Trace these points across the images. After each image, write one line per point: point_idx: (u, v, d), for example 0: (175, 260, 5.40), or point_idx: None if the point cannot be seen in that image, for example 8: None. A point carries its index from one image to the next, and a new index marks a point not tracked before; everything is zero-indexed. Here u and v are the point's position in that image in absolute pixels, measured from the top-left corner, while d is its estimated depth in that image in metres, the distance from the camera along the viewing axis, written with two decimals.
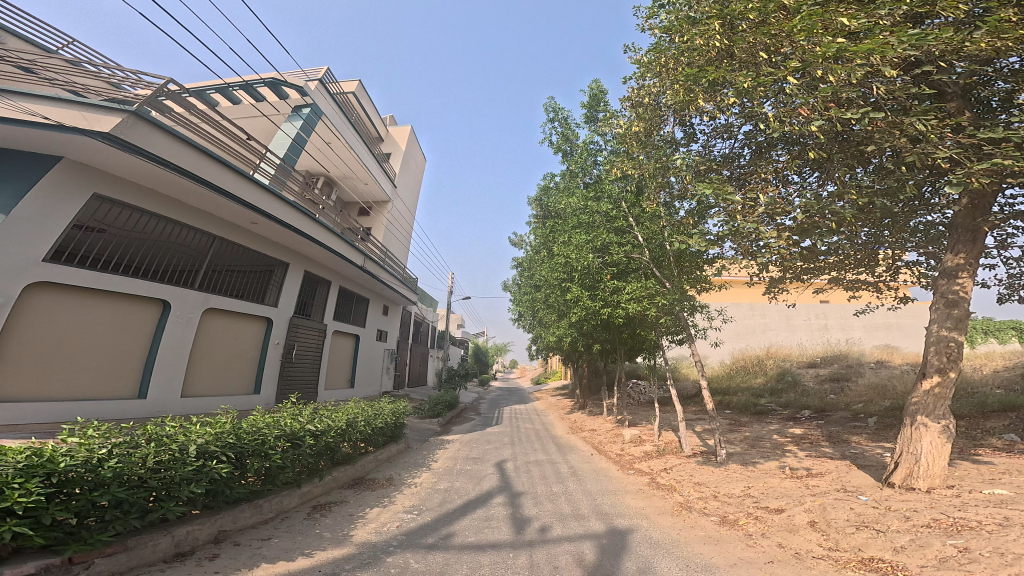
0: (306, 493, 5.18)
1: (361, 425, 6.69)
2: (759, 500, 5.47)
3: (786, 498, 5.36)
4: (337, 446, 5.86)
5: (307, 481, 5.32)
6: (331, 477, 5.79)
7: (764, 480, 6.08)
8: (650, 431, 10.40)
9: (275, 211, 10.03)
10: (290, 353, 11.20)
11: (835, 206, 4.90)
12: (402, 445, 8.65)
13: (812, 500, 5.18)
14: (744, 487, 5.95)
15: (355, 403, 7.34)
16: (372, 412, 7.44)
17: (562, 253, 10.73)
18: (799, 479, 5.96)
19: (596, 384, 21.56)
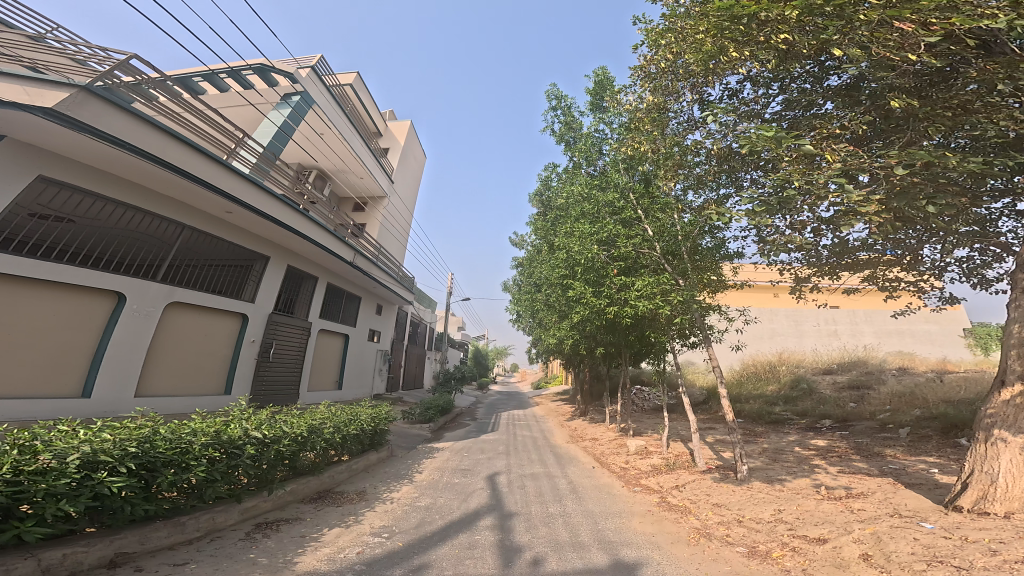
0: (248, 509, 4.37)
1: (331, 430, 5.87)
2: (795, 528, 4.59)
3: (828, 526, 4.46)
4: (297, 454, 5.05)
5: (251, 494, 4.52)
6: (287, 489, 4.97)
7: (797, 502, 5.19)
8: (657, 441, 9.49)
9: (255, 202, 9.32)
10: (269, 352, 10.39)
11: (900, 172, 4.03)
12: (384, 454, 7.78)
13: (860, 527, 4.29)
14: (774, 511, 5.06)
15: (327, 406, 6.49)
16: (347, 416, 6.60)
17: (565, 247, 9.83)
18: (839, 501, 5.06)
19: (598, 389, 20.60)
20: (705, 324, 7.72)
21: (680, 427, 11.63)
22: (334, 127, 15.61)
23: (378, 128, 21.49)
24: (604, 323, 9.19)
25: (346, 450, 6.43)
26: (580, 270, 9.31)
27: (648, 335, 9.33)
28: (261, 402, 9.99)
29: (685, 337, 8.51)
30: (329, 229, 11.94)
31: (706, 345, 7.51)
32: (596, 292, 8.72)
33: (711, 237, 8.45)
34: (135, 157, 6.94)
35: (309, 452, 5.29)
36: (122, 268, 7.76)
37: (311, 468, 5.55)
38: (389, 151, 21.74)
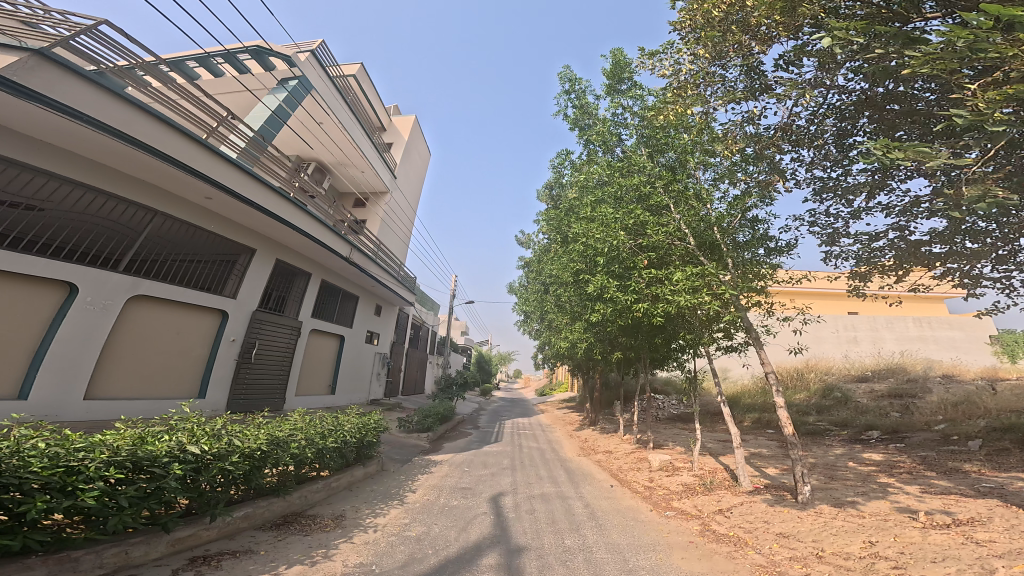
0: (180, 540, 3.36)
1: (303, 440, 4.83)
2: (902, 566, 3.50)
3: (953, 563, 3.38)
4: (256, 471, 4.03)
5: (185, 522, 3.48)
6: (236, 515, 3.94)
7: (893, 532, 4.09)
8: (685, 457, 8.38)
9: (241, 190, 8.44)
10: (252, 351, 9.43)
11: None
12: (372, 469, 6.72)
13: (1004, 567, 3.23)
14: (864, 544, 3.97)
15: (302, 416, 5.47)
16: (325, 425, 5.55)
17: (585, 240, 8.81)
18: (949, 531, 3.96)
19: (609, 398, 19.43)
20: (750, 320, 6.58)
21: (706, 440, 10.50)
22: (333, 115, 14.80)
23: (382, 122, 20.61)
24: (623, 321, 7.96)
25: (328, 463, 5.38)
26: (600, 260, 8.27)
27: (673, 335, 8.13)
28: (238, 407, 8.98)
29: (722, 337, 7.38)
30: (326, 223, 11.04)
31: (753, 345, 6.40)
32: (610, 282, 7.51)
33: (751, 225, 7.43)
34: (96, 132, 6.08)
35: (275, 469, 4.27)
36: (78, 257, 6.89)
37: (278, 485, 4.53)
38: (393, 146, 20.83)
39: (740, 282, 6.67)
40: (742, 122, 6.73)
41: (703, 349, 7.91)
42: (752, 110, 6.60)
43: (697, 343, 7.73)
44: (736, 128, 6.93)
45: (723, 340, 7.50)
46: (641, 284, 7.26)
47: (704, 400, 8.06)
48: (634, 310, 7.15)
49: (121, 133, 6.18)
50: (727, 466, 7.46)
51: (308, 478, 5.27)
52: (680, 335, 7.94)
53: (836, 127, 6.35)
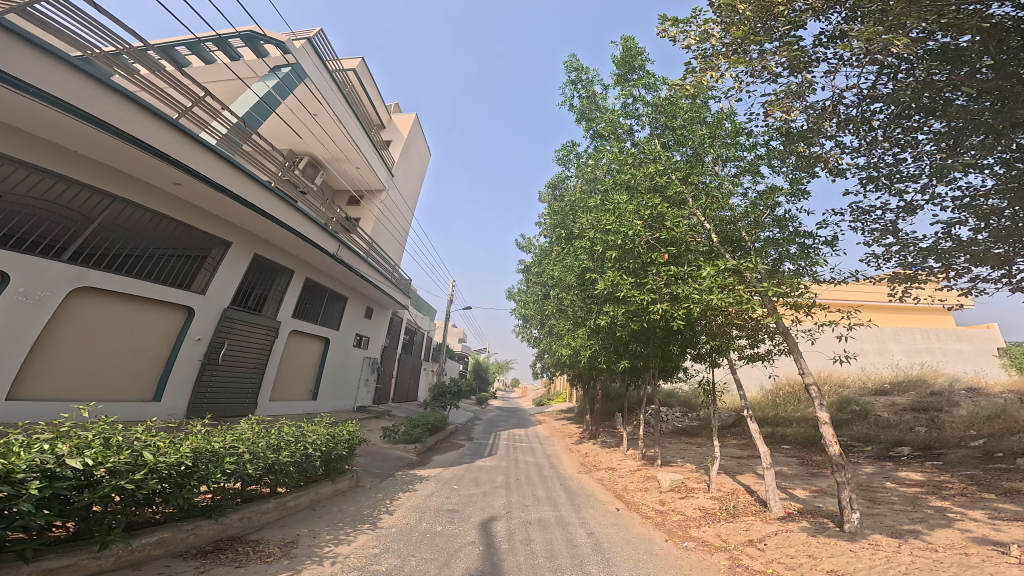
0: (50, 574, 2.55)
1: (246, 453, 4.00)
2: None
3: None
4: (169, 490, 3.25)
5: (60, 551, 2.68)
6: (133, 545, 3.06)
7: (986, 571, 3.25)
8: (698, 476, 7.50)
9: (219, 179, 7.67)
10: (220, 352, 8.58)
11: None
12: (344, 486, 5.83)
13: None
14: None
15: (255, 427, 4.60)
16: (281, 435, 4.69)
17: (593, 235, 7.99)
18: None
19: (609, 409, 18.48)
20: (788, 325, 5.74)
21: (719, 456, 9.59)
22: (328, 107, 14.12)
23: (382, 120, 19.95)
24: (635, 325, 7.08)
25: (285, 479, 4.52)
26: (609, 256, 7.44)
27: (691, 339, 7.27)
28: (200, 414, 8.09)
29: (749, 341, 6.57)
30: (313, 218, 10.26)
31: (791, 352, 5.56)
32: (620, 278, 6.62)
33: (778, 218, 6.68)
34: (42, 105, 5.29)
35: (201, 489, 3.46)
36: (15, 243, 6.06)
37: (206, 508, 3.68)
38: (392, 144, 20.10)
39: (773, 280, 5.86)
40: (775, 101, 5.99)
41: (723, 356, 7.07)
42: (792, 85, 5.82)
43: (719, 349, 6.88)
44: (768, 110, 6.19)
45: (748, 345, 6.68)
46: (657, 281, 6.41)
47: (723, 416, 7.15)
48: (651, 311, 6.27)
49: (76, 109, 5.41)
50: (748, 488, 6.59)
51: (257, 497, 4.40)
52: (699, 339, 7.11)
53: (885, 107, 5.60)
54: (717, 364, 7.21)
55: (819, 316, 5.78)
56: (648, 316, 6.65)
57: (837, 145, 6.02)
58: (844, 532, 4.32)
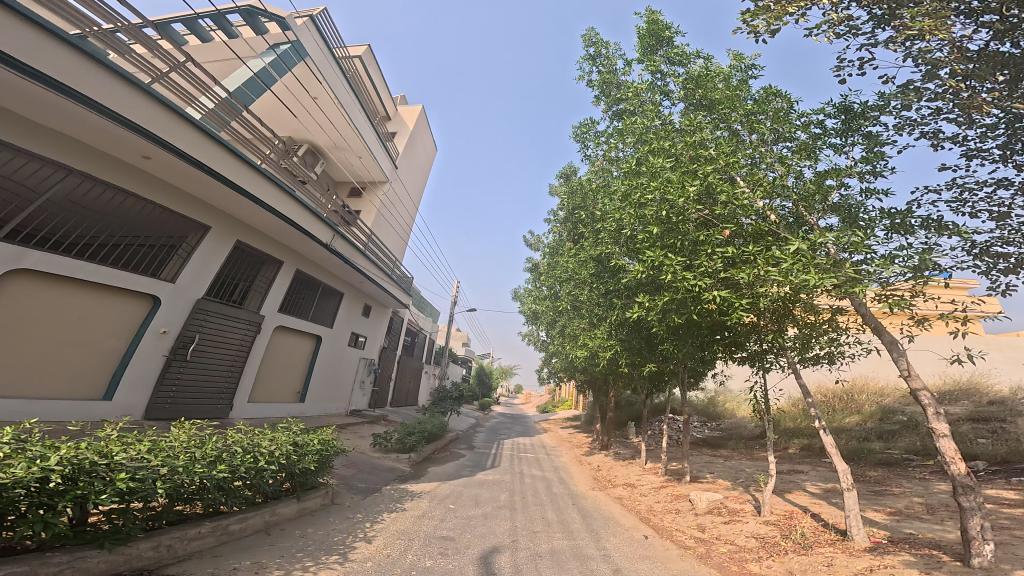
0: None
1: (160, 468, 2.92)
2: None
3: None
4: (12, 511, 2.25)
5: None
6: None
7: None
8: (741, 496, 6.35)
9: (197, 154, 6.71)
10: (190, 348, 7.56)
11: None
12: (314, 506, 4.77)
13: None
14: None
15: (192, 436, 3.51)
16: (222, 445, 3.61)
17: (622, 215, 6.92)
18: None
19: (622, 417, 17.25)
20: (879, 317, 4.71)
21: (755, 471, 8.40)
22: (330, 90, 13.23)
23: (388, 111, 19.10)
24: (677, 318, 5.94)
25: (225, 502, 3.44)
26: (644, 237, 6.34)
27: (736, 337, 6.15)
28: (161, 416, 7.06)
29: (818, 337, 5.56)
30: (307, 205, 9.24)
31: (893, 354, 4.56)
32: (661, 258, 5.47)
33: (846, 190, 5.66)
34: None
35: (69, 516, 2.40)
36: None
37: (88, 538, 2.65)
38: (397, 137, 19.22)
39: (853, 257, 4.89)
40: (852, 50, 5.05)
41: (777, 355, 5.96)
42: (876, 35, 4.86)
43: (777, 349, 5.80)
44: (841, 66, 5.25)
45: (809, 342, 5.63)
46: (711, 263, 5.29)
47: (768, 429, 5.99)
48: (705, 299, 5.16)
49: (13, 59, 4.45)
50: (807, 513, 5.41)
51: (183, 520, 3.38)
52: (748, 337, 5.99)
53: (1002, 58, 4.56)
54: (769, 367, 6.12)
55: (915, 317, 4.70)
56: (698, 305, 5.51)
57: (938, 97, 5.04)
58: (976, 568, 3.33)
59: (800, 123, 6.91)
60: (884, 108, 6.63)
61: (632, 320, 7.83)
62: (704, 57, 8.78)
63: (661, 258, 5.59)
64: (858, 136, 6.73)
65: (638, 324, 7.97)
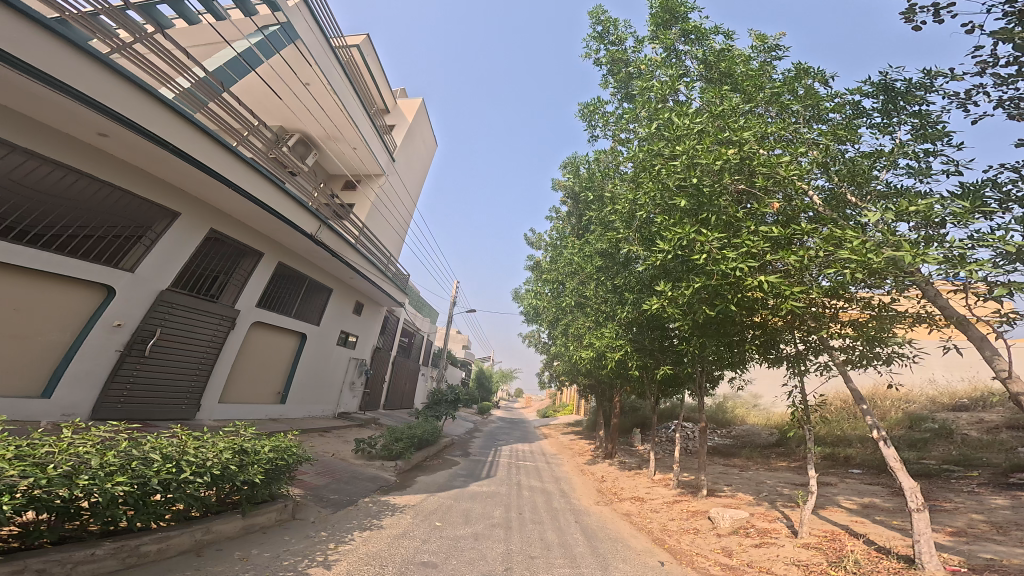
0: None
1: (18, 480, 2.33)
2: None
3: None
4: None
5: None
6: None
7: None
8: (770, 514, 5.53)
9: (160, 132, 5.95)
10: (149, 342, 6.82)
11: None
12: (261, 519, 4.04)
13: None
14: None
15: (88, 442, 2.90)
16: (127, 452, 2.98)
17: (635, 197, 6.14)
18: None
19: (627, 423, 16.37)
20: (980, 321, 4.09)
21: (779, 483, 7.56)
22: (323, 77, 12.49)
23: (388, 104, 18.42)
24: (709, 309, 5.08)
25: (130, 521, 2.85)
26: (666, 217, 5.54)
27: (773, 332, 5.33)
28: (113, 420, 6.31)
29: (879, 330, 4.77)
30: (290, 193, 8.44)
31: (986, 352, 3.85)
32: (697, 236, 4.62)
33: (894, 171, 5.03)
34: None
35: None
36: None
37: None
38: (395, 130, 18.50)
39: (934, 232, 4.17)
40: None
41: (820, 352, 5.24)
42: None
43: (825, 345, 5.01)
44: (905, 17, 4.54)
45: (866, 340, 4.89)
46: (756, 243, 4.47)
47: (809, 438, 5.19)
48: (748, 284, 4.34)
49: None
50: (853, 534, 4.58)
51: (71, 547, 2.68)
52: (788, 331, 5.18)
53: None
54: (814, 366, 5.34)
55: (1004, 310, 3.92)
56: (737, 292, 4.67)
57: (1017, 58, 4.28)
58: None
59: (833, 100, 6.20)
60: (930, 81, 5.90)
61: (645, 315, 7.02)
62: (722, 31, 8.04)
63: (695, 236, 4.75)
64: (903, 114, 6.00)
65: (652, 319, 7.16)
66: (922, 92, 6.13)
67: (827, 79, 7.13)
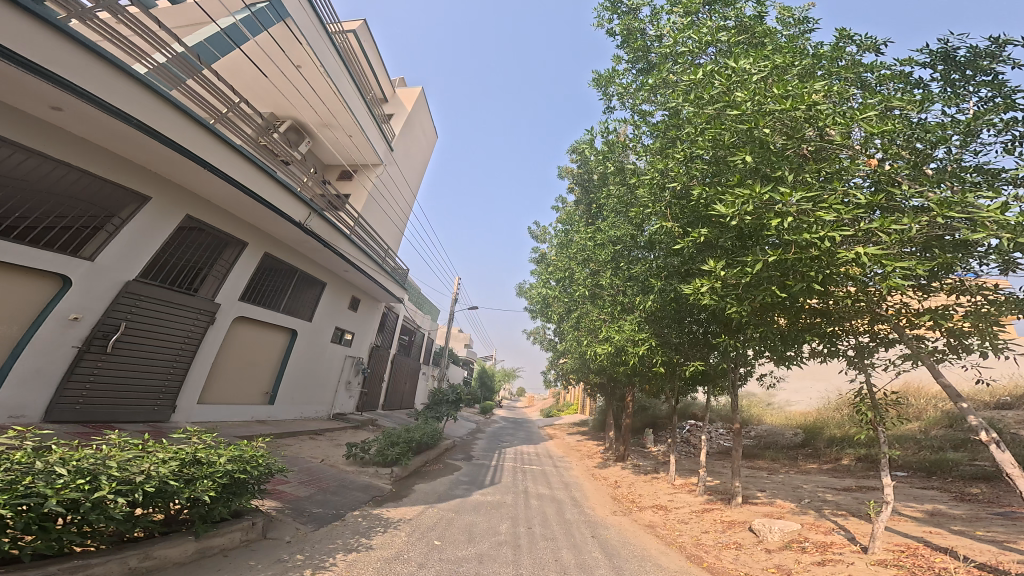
0: None
1: None
2: None
3: None
4: None
5: None
6: None
7: None
8: (823, 528, 4.78)
9: (120, 104, 5.18)
10: (112, 338, 6.11)
11: None
12: (224, 534, 3.38)
13: None
14: None
15: None
16: (24, 464, 2.31)
17: (665, 168, 5.37)
18: None
19: (638, 424, 15.65)
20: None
21: (816, 489, 6.82)
22: (315, 60, 11.68)
23: (386, 93, 17.63)
24: (781, 291, 4.28)
25: (21, 547, 2.20)
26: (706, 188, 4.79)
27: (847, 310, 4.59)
28: (71, 426, 5.62)
29: (1000, 311, 3.98)
30: (277, 178, 7.67)
31: None
32: (777, 197, 3.77)
33: (972, 148, 4.49)
34: None
35: None
36: None
37: None
38: (394, 120, 17.74)
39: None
40: None
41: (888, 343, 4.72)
42: None
43: (909, 327, 4.37)
44: None
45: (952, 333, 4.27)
46: (849, 208, 3.67)
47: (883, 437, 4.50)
48: (841, 259, 3.61)
49: None
50: (937, 549, 3.88)
51: None
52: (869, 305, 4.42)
53: None
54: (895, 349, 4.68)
55: None
56: (826, 264, 3.87)
57: None
58: None
59: (885, 64, 5.47)
60: (1001, 44, 5.19)
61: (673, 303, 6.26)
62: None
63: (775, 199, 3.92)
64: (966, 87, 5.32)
65: (681, 307, 6.46)
66: (988, 59, 5.42)
67: (871, 46, 6.39)
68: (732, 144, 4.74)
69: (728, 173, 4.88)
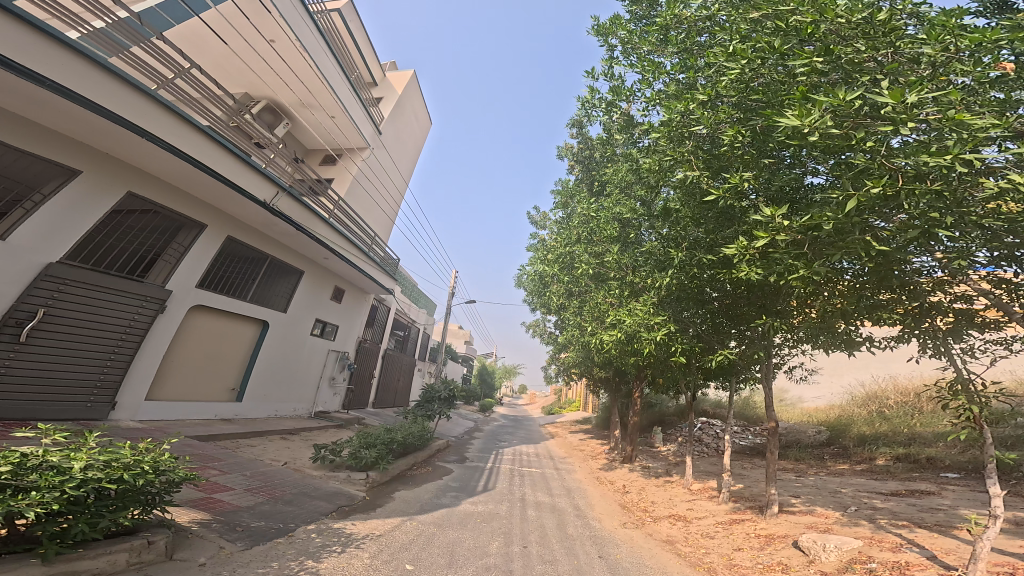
0: None
1: None
2: None
3: None
4: None
5: None
6: None
7: None
8: (888, 545, 3.87)
9: (18, 57, 4.23)
10: (27, 326, 5.23)
11: None
12: (105, 557, 2.55)
13: None
14: None
15: None
16: None
17: (686, 112, 4.40)
18: None
19: (645, 421, 14.70)
20: None
21: (857, 494, 5.90)
22: (289, 32, 10.66)
23: (375, 77, 16.62)
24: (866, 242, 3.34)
25: None
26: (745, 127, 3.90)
27: (945, 259, 3.68)
28: None
29: None
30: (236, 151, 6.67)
31: None
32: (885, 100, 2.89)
33: None
34: None
35: None
36: None
37: None
38: (383, 104, 16.76)
39: None
40: None
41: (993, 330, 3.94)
42: None
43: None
44: None
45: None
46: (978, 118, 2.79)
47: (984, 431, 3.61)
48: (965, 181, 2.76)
49: None
50: None
51: None
52: (980, 248, 3.50)
53: None
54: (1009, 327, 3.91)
55: None
56: (918, 200, 2.96)
57: None
58: None
59: None
60: None
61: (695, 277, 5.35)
62: None
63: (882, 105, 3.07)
64: None
65: (704, 280, 5.52)
66: None
67: None
68: (779, 71, 3.79)
69: (771, 109, 3.92)
